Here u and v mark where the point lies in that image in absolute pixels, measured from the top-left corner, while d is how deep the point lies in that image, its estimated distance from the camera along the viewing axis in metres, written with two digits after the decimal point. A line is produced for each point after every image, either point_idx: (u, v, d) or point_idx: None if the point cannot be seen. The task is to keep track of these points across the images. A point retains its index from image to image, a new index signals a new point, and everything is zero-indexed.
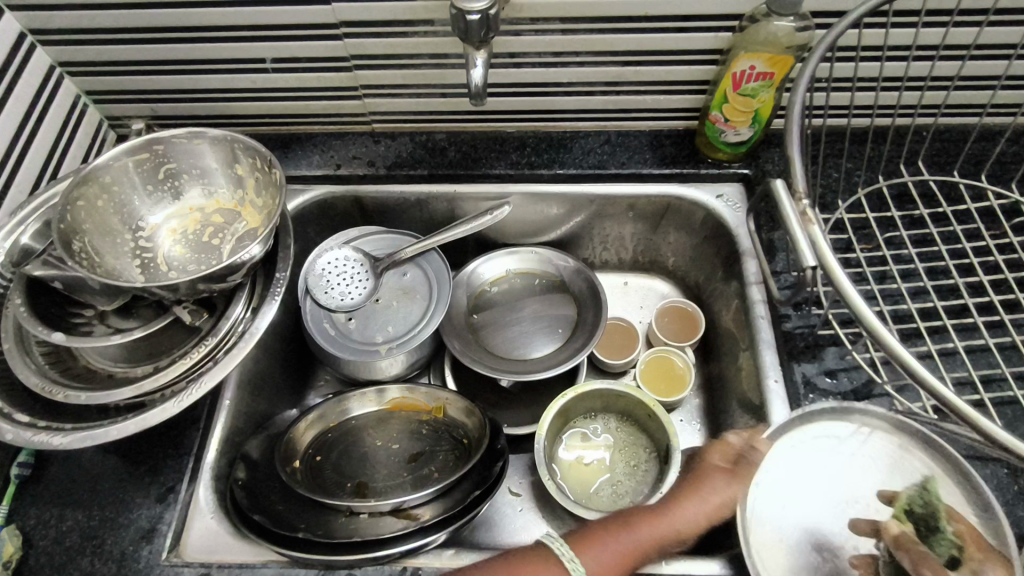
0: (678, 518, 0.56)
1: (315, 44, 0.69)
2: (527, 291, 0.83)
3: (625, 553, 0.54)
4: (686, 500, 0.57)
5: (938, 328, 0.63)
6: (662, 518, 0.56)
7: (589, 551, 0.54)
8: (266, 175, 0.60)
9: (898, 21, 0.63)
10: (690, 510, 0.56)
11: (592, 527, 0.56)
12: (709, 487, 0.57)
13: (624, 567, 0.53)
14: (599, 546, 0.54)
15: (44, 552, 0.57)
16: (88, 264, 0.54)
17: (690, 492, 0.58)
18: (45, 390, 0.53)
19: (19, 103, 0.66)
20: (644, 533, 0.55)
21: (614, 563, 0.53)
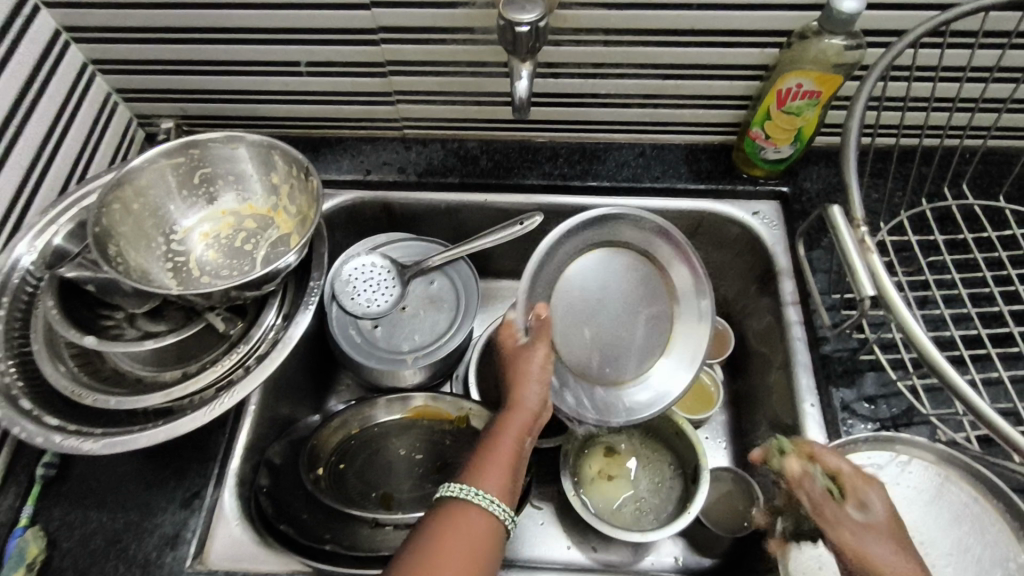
0: (524, 406, 0.58)
1: (353, 50, 0.68)
2: (616, 273, 0.69)
3: (511, 456, 0.54)
4: (520, 390, 0.59)
5: (982, 356, 0.62)
6: (516, 415, 0.57)
7: (486, 479, 0.51)
8: (303, 183, 0.59)
9: (954, 42, 0.61)
10: (531, 392, 0.58)
11: (472, 461, 0.54)
12: (527, 366, 0.60)
13: (513, 470, 0.53)
14: (489, 467, 0.52)
15: (69, 554, 0.57)
16: (125, 269, 0.54)
17: (518, 379, 0.59)
18: (75, 394, 0.53)
19: (53, 100, 0.66)
20: (513, 430, 0.56)
21: (506, 472, 0.52)
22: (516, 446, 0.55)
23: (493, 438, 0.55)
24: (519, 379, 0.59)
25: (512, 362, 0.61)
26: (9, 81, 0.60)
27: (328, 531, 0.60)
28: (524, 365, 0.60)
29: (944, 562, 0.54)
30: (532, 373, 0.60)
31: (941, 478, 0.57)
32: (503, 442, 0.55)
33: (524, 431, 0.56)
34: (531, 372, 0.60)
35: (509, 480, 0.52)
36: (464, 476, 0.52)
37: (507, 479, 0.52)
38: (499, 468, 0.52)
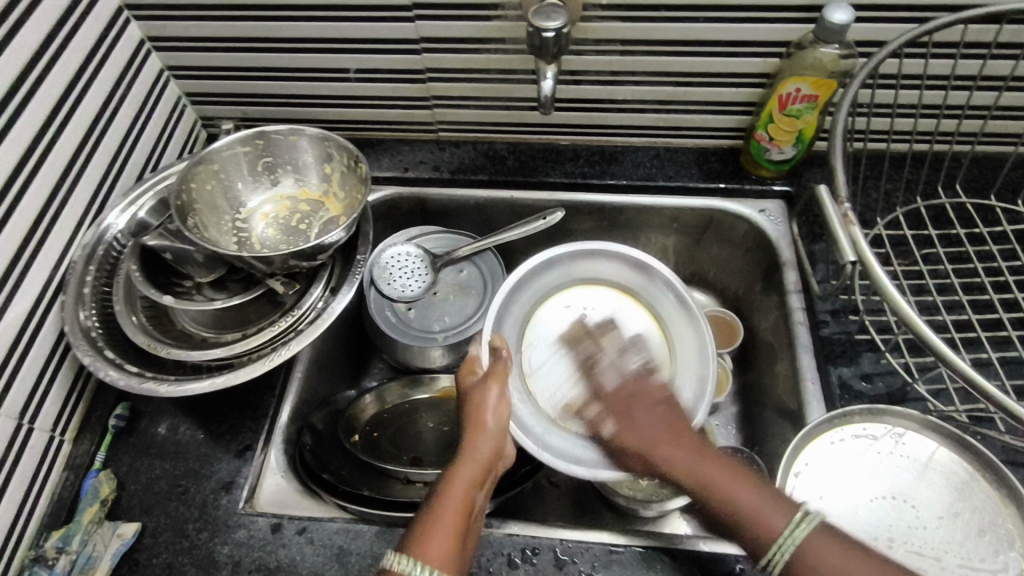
0: (476, 452, 0.57)
1: (397, 58, 0.77)
2: (594, 293, 0.77)
3: (459, 514, 0.52)
4: (476, 438, 0.58)
5: (973, 339, 0.66)
6: (468, 467, 0.56)
7: (429, 542, 0.50)
8: (353, 170, 0.69)
9: (937, 52, 0.67)
10: (484, 441, 0.58)
11: (418, 523, 0.52)
12: (485, 408, 0.61)
13: (461, 531, 0.52)
14: (433, 529, 0.51)
15: (135, 494, 0.64)
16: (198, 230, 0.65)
17: (475, 425, 0.59)
18: (151, 346, 0.61)
19: (135, 99, 0.75)
20: (463, 485, 0.54)
21: (451, 537, 0.51)
22: (465, 500, 0.54)
23: (441, 495, 0.54)
24: (476, 417, 0.60)
25: (471, 398, 0.62)
26: (102, 80, 0.69)
27: (365, 484, 0.68)
28: (481, 408, 0.61)
29: (935, 525, 0.58)
30: (489, 417, 0.60)
31: (933, 446, 0.61)
32: (450, 501, 0.53)
33: (477, 488, 0.55)
34: (487, 415, 0.60)
35: (458, 545, 0.51)
36: (406, 538, 0.51)
37: (451, 547, 0.50)
38: (445, 531, 0.51)
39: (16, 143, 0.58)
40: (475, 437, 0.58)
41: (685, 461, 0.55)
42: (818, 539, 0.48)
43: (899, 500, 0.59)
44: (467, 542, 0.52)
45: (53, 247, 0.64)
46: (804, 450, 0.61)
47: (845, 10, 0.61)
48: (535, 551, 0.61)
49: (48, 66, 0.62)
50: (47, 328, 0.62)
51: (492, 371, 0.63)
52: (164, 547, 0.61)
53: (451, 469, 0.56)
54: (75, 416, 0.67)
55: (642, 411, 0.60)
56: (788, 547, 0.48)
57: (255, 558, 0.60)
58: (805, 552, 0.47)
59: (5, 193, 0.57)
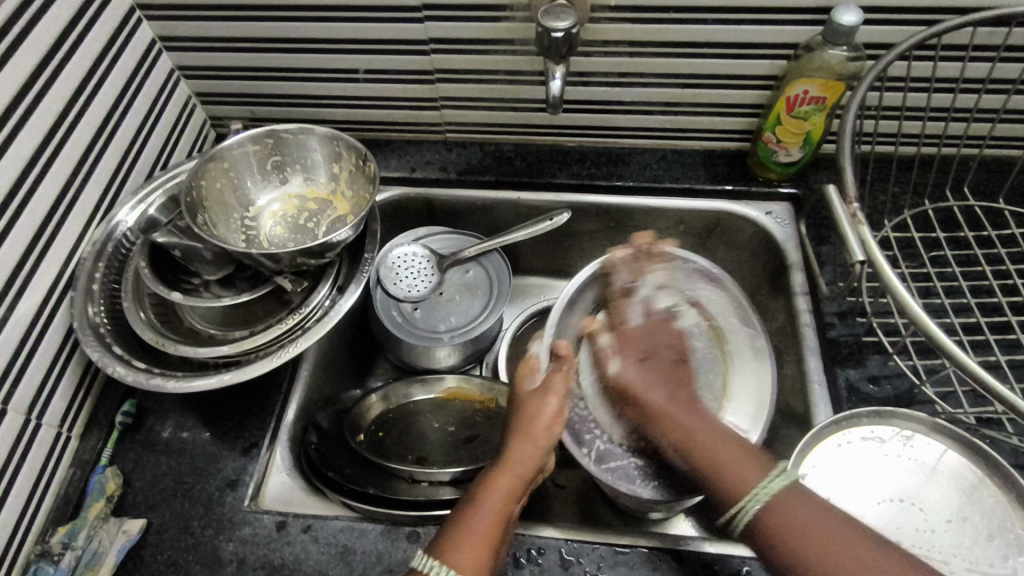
0: (520, 462, 0.56)
1: (406, 59, 0.77)
2: None
3: (490, 526, 0.52)
4: (522, 446, 0.57)
5: (982, 342, 0.66)
6: (507, 477, 0.55)
7: (456, 552, 0.50)
8: (361, 168, 0.70)
9: (946, 54, 0.67)
10: (529, 450, 0.56)
11: (449, 530, 0.52)
12: (539, 417, 0.58)
13: (491, 543, 0.52)
14: (462, 539, 0.51)
15: (142, 491, 0.64)
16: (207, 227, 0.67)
17: (525, 433, 0.57)
18: (158, 343, 0.62)
19: (145, 98, 0.76)
20: (499, 496, 0.54)
21: (483, 549, 0.51)
22: (498, 512, 0.53)
23: (476, 503, 0.54)
24: (525, 424, 0.58)
25: (527, 403, 0.60)
26: (113, 79, 0.70)
27: (370, 482, 0.67)
28: (532, 417, 0.58)
29: (943, 529, 0.57)
30: (538, 427, 0.57)
31: (941, 450, 0.61)
32: (485, 510, 0.53)
33: (512, 499, 0.54)
34: (539, 426, 0.58)
35: (487, 558, 0.51)
36: (435, 545, 0.52)
37: (479, 560, 0.50)
38: (475, 541, 0.51)
39: (28, 140, 0.59)
40: (523, 446, 0.57)
41: (681, 421, 0.56)
42: (792, 494, 0.49)
43: (907, 503, 0.59)
44: (500, 551, 0.53)
45: (63, 243, 0.64)
46: (810, 452, 0.61)
47: (854, 12, 0.61)
48: (540, 551, 0.60)
49: (61, 63, 0.62)
50: (56, 324, 0.63)
51: (551, 380, 0.60)
52: (169, 543, 0.61)
53: (490, 477, 0.55)
54: (83, 412, 0.67)
55: (664, 358, 0.61)
56: (762, 496, 0.49)
57: (260, 555, 0.60)
58: (780, 510, 0.48)
59: (17, 187, 0.58)
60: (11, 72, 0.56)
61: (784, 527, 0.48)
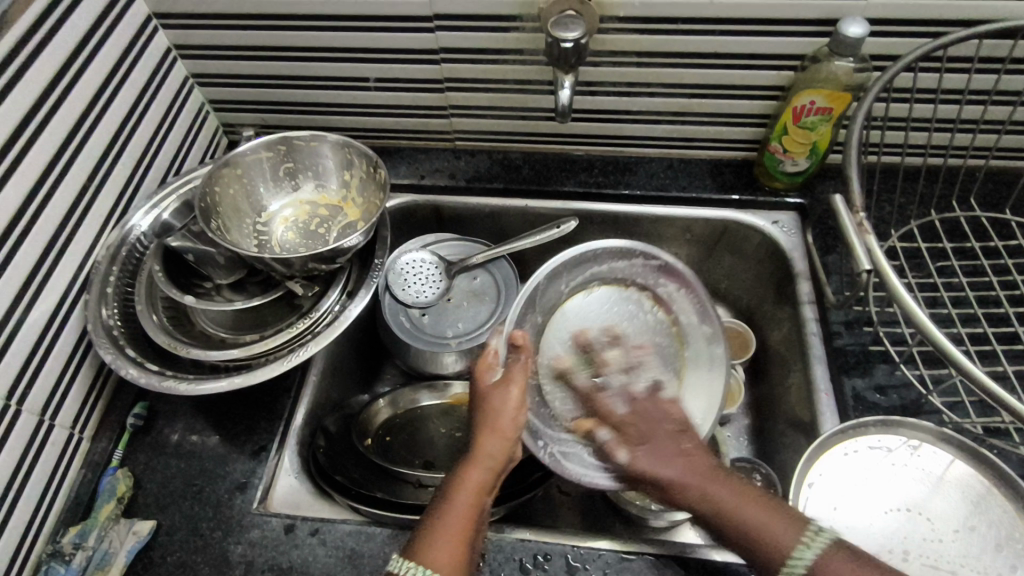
0: (489, 456, 0.57)
1: (416, 68, 0.78)
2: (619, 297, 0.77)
3: (469, 520, 0.52)
4: (488, 441, 0.57)
5: (988, 352, 0.66)
6: (478, 471, 0.56)
7: (436, 545, 0.50)
8: (372, 176, 0.72)
9: (952, 66, 0.68)
10: (495, 445, 0.57)
11: (428, 524, 0.52)
12: (502, 412, 0.59)
13: (469, 535, 0.52)
14: (442, 531, 0.51)
15: (151, 492, 0.65)
16: (222, 231, 0.68)
17: (491, 428, 0.58)
18: (172, 346, 0.62)
19: (160, 105, 0.77)
20: (473, 489, 0.54)
21: (457, 542, 0.51)
22: (475, 505, 0.54)
23: (452, 499, 0.54)
24: (490, 417, 0.59)
25: (489, 398, 0.61)
26: (130, 86, 0.71)
27: (378, 485, 0.67)
28: (495, 410, 0.59)
29: (950, 539, 0.57)
30: (502, 419, 0.59)
31: (948, 459, 0.61)
32: (462, 503, 0.53)
33: (486, 493, 0.55)
34: (504, 420, 0.59)
35: (466, 550, 0.51)
36: (414, 541, 0.51)
37: (461, 551, 0.51)
38: (455, 533, 0.51)
39: (46, 145, 0.60)
40: (487, 440, 0.57)
41: (722, 496, 0.52)
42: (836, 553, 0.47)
43: (915, 513, 0.59)
44: (475, 544, 0.53)
45: (79, 246, 0.65)
46: (818, 459, 0.61)
47: (861, 24, 0.62)
48: (547, 556, 0.61)
49: (79, 70, 0.63)
50: (70, 326, 0.64)
51: (513, 374, 0.62)
52: (178, 545, 0.61)
53: (460, 472, 0.56)
54: (95, 413, 0.68)
55: (671, 438, 0.57)
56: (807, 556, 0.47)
57: (268, 558, 0.60)
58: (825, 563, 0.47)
59: (35, 191, 0.59)
60: (31, 78, 0.58)
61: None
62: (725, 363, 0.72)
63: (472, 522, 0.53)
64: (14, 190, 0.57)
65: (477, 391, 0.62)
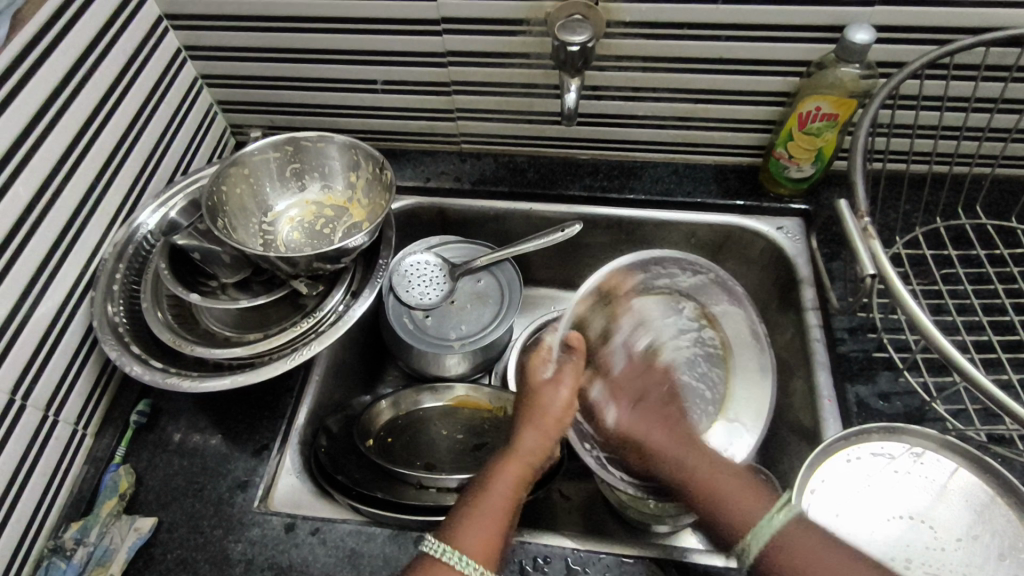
0: (528, 450, 0.57)
1: (423, 71, 0.79)
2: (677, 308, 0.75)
3: (502, 511, 0.53)
4: (529, 433, 0.58)
5: (994, 360, 0.65)
6: (515, 463, 0.56)
7: (466, 535, 0.52)
8: (377, 177, 0.72)
9: (958, 73, 0.68)
10: (535, 439, 0.58)
11: (459, 513, 0.53)
12: (547, 407, 0.59)
13: (501, 526, 0.53)
14: (474, 521, 0.52)
15: (153, 489, 0.65)
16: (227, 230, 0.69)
17: (537, 422, 0.59)
18: (175, 343, 0.63)
19: (169, 104, 0.78)
20: (510, 482, 0.55)
21: (492, 532, 0.52)
22: (509, 498, 0.54)
23: (489, 490, 0.54)
24: (537, 413, 0.59)
25: (536, 392, 0.61)
26: (140, 85, 0.72)
27: (379, 485, 0.67)
28: (541, 406, 0.60)
29: (953, 548, 0.57)
30: (547, 416, 0.59)
31: (952, 467, 0.60)
32: (495, 494, 0.54)
33: (523, 486, 0.56)
34: (549, 414, 0.59)
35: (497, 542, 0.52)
36: (444, 528, 0.53)
37: (492, 541, 0.52)
38: (486, 525, 0.52)
39: (57, 142, 0.60)
40: (530, 434, 0.58)
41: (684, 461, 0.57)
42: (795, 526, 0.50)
43: (918, 521, 0.58)
44: (507, 536, 0.54)
45: (86, 243, 0.65)
46: (820, 464, 0.61)
47: (866, 31, 0.62)
48: (547, 559, 0.60)
49: (91, 69, 0.64)
50: (76, 322, 0.64)
51: (565, 371, 0.62)
52: (179, 542, 0.61)
53: (501, 461, 0.56)
54: (99, 410, 0.68)
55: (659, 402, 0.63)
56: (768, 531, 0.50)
57: (268, 557, 0.60)
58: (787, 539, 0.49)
59: (45, 187, 0.59)
60: (42, 75, 0.58)
61: (789, 560, 0.48)
62: (773, 374, 0.70)
63: (506, 514, 0.54)
64: (23, 185, 0.57)
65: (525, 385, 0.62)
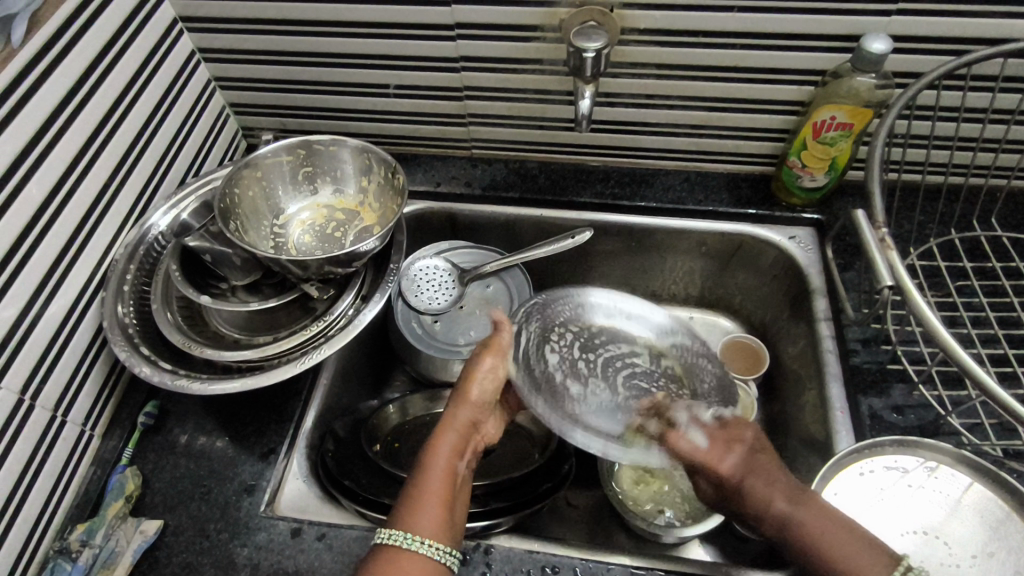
0: (459, 424, 0.58)
1: (436, 75, 0.79)
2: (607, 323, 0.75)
3: (444, 484, 0.53)
4: (459, 411, 0.59)
5: (1010, 374, 0.65)
6: (450, 438, 0.57)
7: (416, 512, 0.50)
8: (389, 181, 0.72)
9: (975, 84, 0.68)
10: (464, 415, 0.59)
11: (404, 496, 0.52)
12: (475, 384, 0.61)
13: (446, 499, 0.52)
14: (421, 497, 0.52)
15: (159, 492, 0.64)
16: (238, 233, 0.68)
17: (466, 399, 0.60)
18: (186, 345, 0.63)
19: (182, 107, 0.78)
20: (447, 457, 0.55)
21: (441, 503, 0.51)
22: (451, 469, 0.54)
23: (426, 467, 0.54)
24: (465, 387, 0.61)
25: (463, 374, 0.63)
26: (154, 87, 0.72)
27: (386, 491, 0.67)
28: (471, 381, 0.61)
29: (969, 564, 0.56)
30: (475, 389, 0.61)
31: (967, 482, 0.59)
32: (437, 469, 0.54)
33: (459, 458, 0.56)
34: (477, 390, 0.61)
35: (447, 514, 0.51)
36: (393, 513, 0.51)
37: (443, 514, 0.51)
38: (434, 500, 0.51)
39: (72, 142, 0.61)
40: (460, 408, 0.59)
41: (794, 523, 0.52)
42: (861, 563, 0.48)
43: (932, 536, 0.57)
44: (455, 509, 0.53)
45: (98, 243, 0.66)
46: (833, 478, 0.60)
47: (883, 41, 0.62)
48: (555, 569, 0.60)
49: (106, 70, 0.64)
50: (86, 322, 0.64)
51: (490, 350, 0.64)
52: (185, 545, 0.61)
53: (433, 438, 0.57)
54: (107, 410, 0.68)
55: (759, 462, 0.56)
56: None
57: (274, 562, 0.60)
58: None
59: (59, 186, 0.59)
60: (59, 76, 0.59)
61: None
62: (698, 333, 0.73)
63: (450, 486, 0.53)
64: (37, 185, 0.57)
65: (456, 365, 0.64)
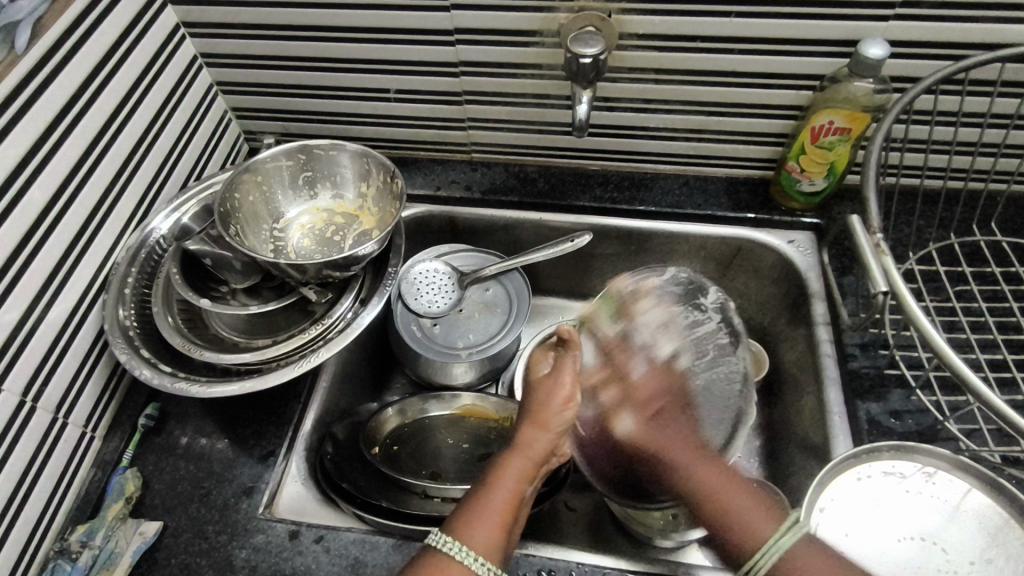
0: (531, 446, 0.56)
1: (435, 80, 0.79)
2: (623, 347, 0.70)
3: (503, 509, 0.52)
4: (535, 432, 0.57)
5: (1008, 380, 0.64)
6: (521, 458, 0.55)
7: (468, 531, 0.51)
8: (388, 185, 0.73)
9: (973, 89, 0.68)
10: (539, 437, 0.56)
11: (464, 510, 0.52)
12: (552, 402, 0.58)
13: (502, 525, 0.52)
14: (477, 519, 0.51)
15: (158, 494, 0.65)
16: (239, 238, 0.69)
17: (540, 418, 0.57)
18: (185, 347, 0.63)
19: (184, 111, 0.78)
20: (512, 481, 0.54)
21: (498, 527, 0.51)
22: (514, 495, 0.54)
23: (490, 484, 0.54)
24: (539, 407, 0.58)
25: (539, 391, 0.59)
26: (156, 92, 0.73)
27: (383, 495, 0.67)
28: (546, 400, 0.58)
29: (966, 570, 0.55)
30: (551, 413, 0.57)
31: (964, 488, 0.59)
32: (500, 491, 0.53)
33: (527, 481, 0.55)
34: (552, 408, 0.58)
35: (500, 539, 0.51)
36: (446, 523, 0.52)
37: (495, 540, 0.51)
38: (490, 525, 0.51)
39: (74, 147, 0.61)
40: (534, 432, 0.57)
41: (692, 471, 0.55)
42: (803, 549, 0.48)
43: (929, 542, 0.57)
44: (510, 534, 0.53)
45: (100, 246, 0.66)
46: (830, 484, 0.60)
47: (880, 45, 0.62)
48: (551, 573, 0.60)
49: (109, 75, 0.65)
50: (88, 325, 0.65)
51: (564, 365, 0.59)
52: (184, 547, 0.62)
53: (505, 455, 0.56)
54: (107, 413, 0.68)
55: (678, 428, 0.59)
56: (771, 555, 0.48)
57: (271, 564, 0.60)
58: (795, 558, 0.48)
59: (62, 190, 0.60)
60: (61, 82, 0.59)
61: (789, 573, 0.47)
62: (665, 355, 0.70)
63: (511, 510, 0.53)
64: (40, 189, 0.58)
65: (531, 386, 0.61)
